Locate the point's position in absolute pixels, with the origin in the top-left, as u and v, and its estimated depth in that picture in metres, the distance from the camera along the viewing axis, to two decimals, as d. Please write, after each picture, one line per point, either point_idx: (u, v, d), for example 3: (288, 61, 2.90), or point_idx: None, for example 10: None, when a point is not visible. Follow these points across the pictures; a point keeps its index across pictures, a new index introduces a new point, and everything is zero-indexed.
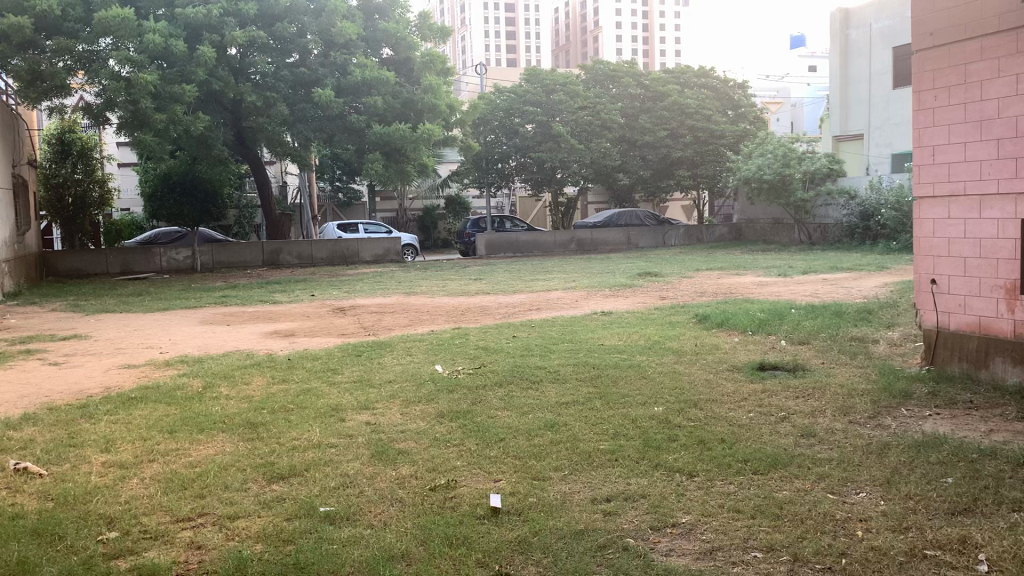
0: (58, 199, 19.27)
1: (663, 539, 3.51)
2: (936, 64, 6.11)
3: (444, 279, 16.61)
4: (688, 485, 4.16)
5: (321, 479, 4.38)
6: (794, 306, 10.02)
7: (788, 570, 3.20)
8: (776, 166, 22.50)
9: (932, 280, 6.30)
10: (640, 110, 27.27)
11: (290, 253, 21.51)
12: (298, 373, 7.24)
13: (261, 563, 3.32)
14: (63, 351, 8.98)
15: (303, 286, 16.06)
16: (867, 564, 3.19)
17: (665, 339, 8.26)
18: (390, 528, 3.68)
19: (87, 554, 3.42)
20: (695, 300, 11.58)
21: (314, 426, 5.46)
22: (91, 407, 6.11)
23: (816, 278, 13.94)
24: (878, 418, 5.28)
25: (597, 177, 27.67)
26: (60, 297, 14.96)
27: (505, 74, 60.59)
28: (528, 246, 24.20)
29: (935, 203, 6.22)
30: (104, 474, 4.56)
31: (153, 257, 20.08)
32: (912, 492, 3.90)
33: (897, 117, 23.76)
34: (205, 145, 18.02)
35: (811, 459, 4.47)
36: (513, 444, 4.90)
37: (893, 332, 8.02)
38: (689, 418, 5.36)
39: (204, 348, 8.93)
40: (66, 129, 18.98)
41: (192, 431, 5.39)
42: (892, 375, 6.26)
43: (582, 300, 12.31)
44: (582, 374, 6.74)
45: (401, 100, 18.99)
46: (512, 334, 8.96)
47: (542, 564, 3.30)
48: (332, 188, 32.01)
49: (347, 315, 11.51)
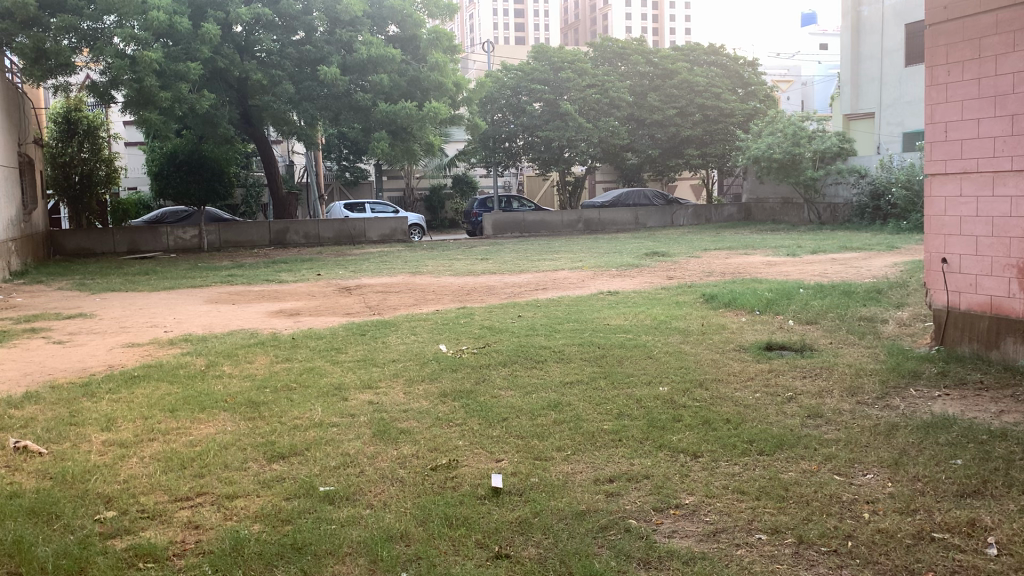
0: (64, 177, 19.27)
1: (666, 521, 3.46)
2: (950, 38, 5.98)
3: (451, 259, 16.57)
4: (693, 466, 4.10)
5: (321, 458, 4.34)
6: (802, 286, 9.92)
7: (793, 553, 3.14)
8: (785, 145, 22.31)
9: (943, 259, 6.21)
10: (649, 88, 27.05)
11: (297, 232, 21.48)
12: (302, 352, 7.21)
13: (257, 543, 3.28)
14: (68, 329, 8.98)
15: (310, 265, 16.01)
16: (874, 547, 3.14)
17: (670, 318, 8.19)
18: (390, 509, 3.64)
19: (84, 533, 3.39)
20: (702, 280, 11.50)
21: (316, 405, 5.42)
22: (93, 386, 6.08)
23: (825, 258, 13.82)
24: (886, 398, 5.21)
25: (607, 156, 27.24)
26: (67, 276, 14.97)
27: (513, 52, 60.10)
28: (535, 226, 24.11)
29: (946, 181, 6.12)
30: (104, 453, 4.53)
31: (160, 236, 20.06)
32: (920, 474, 3.84)
33: (909, 95, 23.50)
34: (211, 123, 17.94)
35: (818, 440, 4.41)
36: (516, 423, 4.86)
37: (903, 312, 7.93)
38: (694, 398, 5.30)
39: (208, 327, 8.92)
40: (72, 107, 18.90)
41: (193, 410, 5.36)
42: (901, 355, 6.17)
43: (589, 279, 12.24)
44: (586, 354, 6.68)
45: (407, 77, 18.79)
46: (518, 314, 8.92)
47: (543, 545, 3.25)
48: (339, 168, 31.95)
49: (352, 295, 11.47)
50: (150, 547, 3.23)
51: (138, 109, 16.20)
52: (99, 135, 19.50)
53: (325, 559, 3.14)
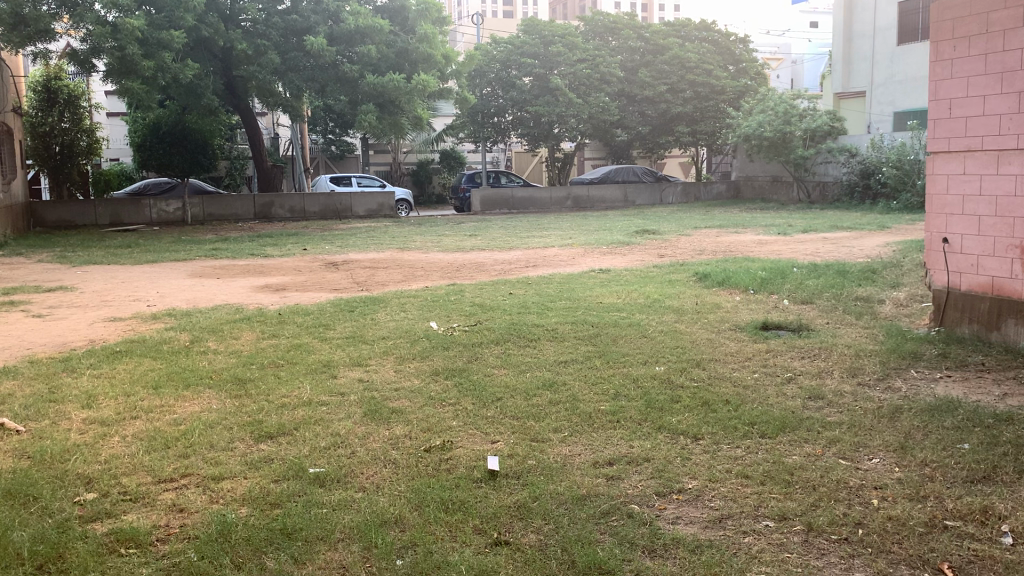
0: (45, 147, 18.91)
1: (670, 506, 3.34)
2: (957, 13, 5.84)
3: (439, 235, 16.39)
4: (694, 449, 3.99)
5: (310, 439, 4.19)
6: (796, 265, 9.81)
7: (802, 541, 3.03)
8: (776, 122, 22.18)
9: (944, 239, 6.11)
10: (640, 63, 26.82)
11: (282, 206, 21.17)
12: (289, 328, 7.05)
13: (246, 528, 3.14)
14: (48, 302, 8.77)
15: (295, 240, 15.77)
16: (886, 536, 3.04)
17: (664, 297, 8.06)
18: (383, 492, 3.50)
19: (62, 517, 3.24)
20: (694, 258, 11.39)
21: (305, 382, 5.29)
22: (74, 361, 5.92)
23: (816, 237, 13.74)
24: (888, 380, 5.13)
25: (596, 132, 27.01)
26: (48, 248, 14.67)
27: (502, 25, 59.58)
28: (523, 202, 23.91)
29: (949, 159, 6.01)
30: (84, 432, 4.37)
31: (143, 209, 19.75)
32: (929, 459, 3.74)
33: (901, 73, 23.39)
34: (194, 94, 17.60)
35: (821, 423, 4.30)
36: (510, 403, 4.73)
37: (899, 292, 7.84)
38: (692, 378, 5.20)
39: (192, 301, 8.73)
40: (52, 76, 18.52)
41: (176, 387, 5.21)
42: (900, 336, 6.09)
43: (580, 257, 12.09)
44: (580, 333, 6.54)
45: (395, 49, 18.43)
46: (509, 291, 8.77)
47: (544, 532, 3.12)
48: (324, 141, 31.55)
49: (340, 270, 11.28)
50: (132, 532, 3.08)
51: (121, 78, 15.88)
52: (80, 105, 19.12)
53: (316, 545, 3.01)
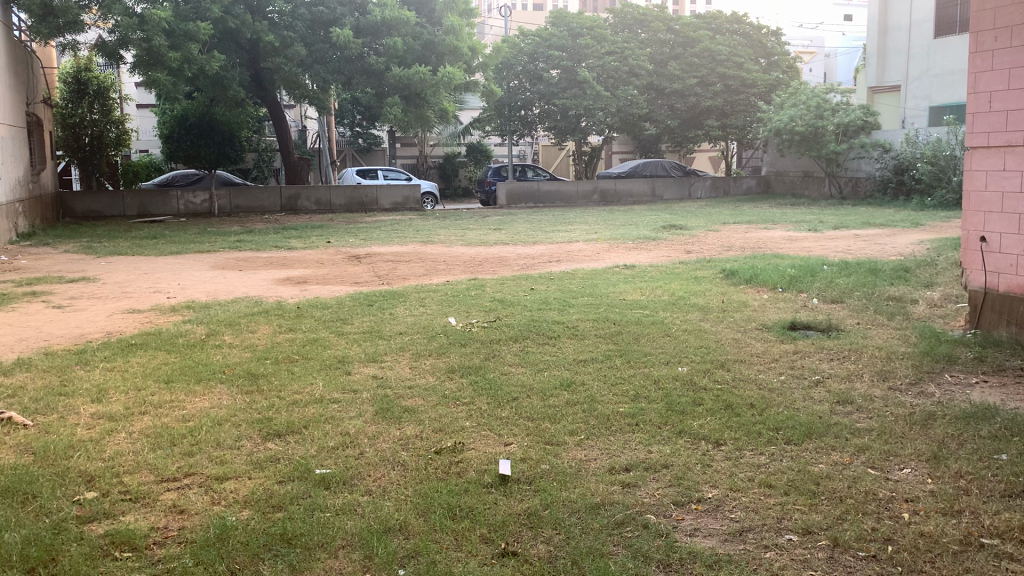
0: (74, 138, 19.04)
1: (688, 517, 3.18)
2: (998, 2, 5.59)
3: (463, 228, 16.28)
4: (715, 455, 3.82)
5: (319, 438, 4.08)
6: (826, 262, 9.58)
7: (827, 557, 2.87)
8: (808, 117, 21.80)
9: (982, 237, 5.87)
10: (670, 56, 26.53)
11: (308, 198, 21.05)
12: (307, 322, 6.96)
13: (245, 531, 3.03)
14: (69, 293, 8.76)
15: (320, 232, 15.73)
16: (917, 553, 2.86)
17: (689, 294, 7.87)
18: (389, 496, 3.38)
19: (59, 517, 3.15)
20: (721, 254, 11.15)
21: (318, 378, 5.19)
22: (89, 353, 5.87)
23: (848, 234, 13.42)
24: (920, 384, 4.91)
25: (624, 126, 26.73)
26: (74, 238, 14.76)
27: (531, 19, 59.24)
28: (549, 196, 23.74)
29: (989, 154, 5.77)
30: (91, 427, 4.30)
31: (171, 200, 19.83)
32: (964, 470, 3.55)
33: (939, 67, 22.86)
34: (221, 85, 17.56)
35: (850, 430, 4.11)
36: (526, 404, 4.59)
37: (933, 292, 7.59)
38: (715, 379, 5.03)
39: (212, 293, 8.68)
40: (82, 68, 18.65)
41: (189, 381, 5.13)
42: (933, 338, 5.86)
43: (604, 252, 11.89)
44: (601, 330, 6.39)
45: (422, 41, 18.32)
46: (531, 287, 8.62)
47: (553, 542, 2.98)
48: (352, 134, 31.55)
49: (362, 263, 11.19)
50: (129, 534, 2.99)
51: (147, 69, 15.94)
52: (110, 96, 19.20)
53: (316, 553, 2.89)
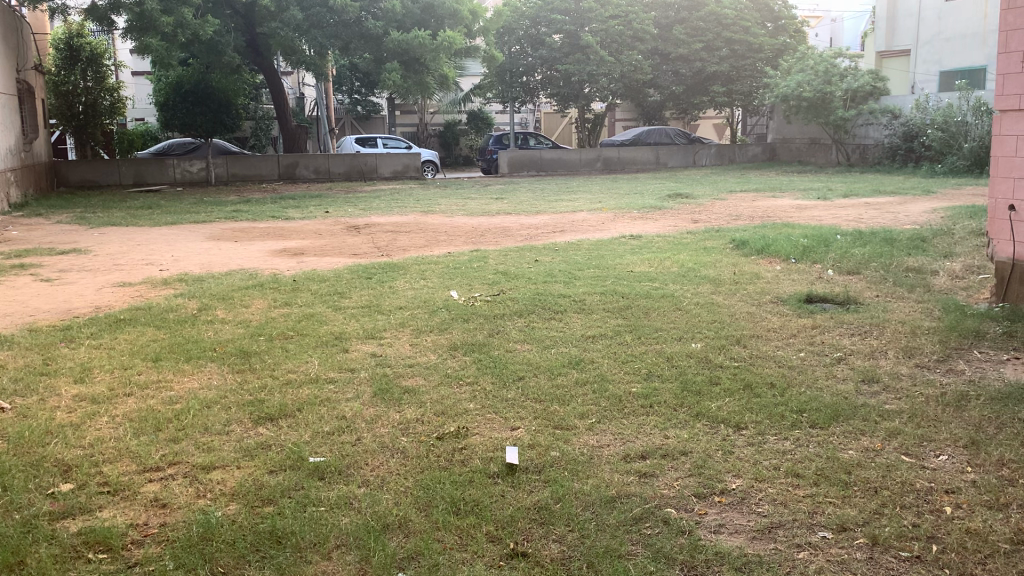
0: (67, 106, 18.64)
1: (711, 511, 2.94)
2: None
3: (465, 197, 15.96)
4: (736, 440, 3.57)
5: (313, 422, 3.82)
6: (839, 232, 9.30)
7: (866, 558, 2.62)
8: (816, 82, 21.33)
9: (1010, 206, 5.58)
10: (675, 20, 25.84)
11: (307, 166, 20.68)
12: (302, 296, 6.68)
13: (231, 529, 2.79)
14: (59, 265, 8.48)
15: (319, 202, 15.42)
16: (966, 556, 2.61)
17: (700, 265, 7.59)
18: (386, 488, 3.13)
19: (29, 513, 2.91)
20: (729, 224, 10.84)
21: (312, 356, 4.92)
22: (75, 330, 5.60)
23: (858, 202, 13.12)
24: (949, 361, 4.65)
25: (628, 92, 26.31)
26: (68, 208, 14.45)
27: None
28: (551, 164, 23.41)
29: (1020, 118, 5.47)
30: (73, 410, 4.05)
31: (167, 169, 19.50)
32: (1007, 458, 3.30)
33: (950, 31, 22.41)
34: (216, 51, 17.22)
35: (878, 412, 3.85)
36: (532, 384, 4.34)
37: (953, 263, 7.31)
38: (731, 357, 4.77)
39: (206, 266, 8.37)
40: (73, 34, 18.21)
41: (178, 360, 4.87)
42: (959, 312, 5.58)
43: (609, 221, 11.60)
44: (609, 305, 6.10)
45: (421, 5, 17.85)
46: (534, 258, 8.33)
47: (567, 541, 2.73)
48: (350, 101, 31.14)
49: (361, 234, 10.89)
50: (105, 534, 2.74)
51: (140, 35, 15.53)
52: (103, 63, 18.83)
53: (307, 555, 2.65)
